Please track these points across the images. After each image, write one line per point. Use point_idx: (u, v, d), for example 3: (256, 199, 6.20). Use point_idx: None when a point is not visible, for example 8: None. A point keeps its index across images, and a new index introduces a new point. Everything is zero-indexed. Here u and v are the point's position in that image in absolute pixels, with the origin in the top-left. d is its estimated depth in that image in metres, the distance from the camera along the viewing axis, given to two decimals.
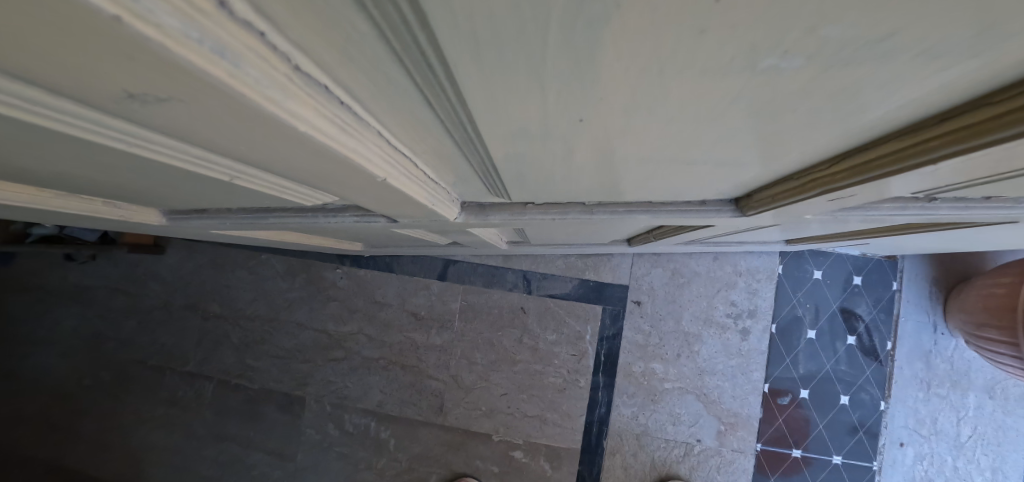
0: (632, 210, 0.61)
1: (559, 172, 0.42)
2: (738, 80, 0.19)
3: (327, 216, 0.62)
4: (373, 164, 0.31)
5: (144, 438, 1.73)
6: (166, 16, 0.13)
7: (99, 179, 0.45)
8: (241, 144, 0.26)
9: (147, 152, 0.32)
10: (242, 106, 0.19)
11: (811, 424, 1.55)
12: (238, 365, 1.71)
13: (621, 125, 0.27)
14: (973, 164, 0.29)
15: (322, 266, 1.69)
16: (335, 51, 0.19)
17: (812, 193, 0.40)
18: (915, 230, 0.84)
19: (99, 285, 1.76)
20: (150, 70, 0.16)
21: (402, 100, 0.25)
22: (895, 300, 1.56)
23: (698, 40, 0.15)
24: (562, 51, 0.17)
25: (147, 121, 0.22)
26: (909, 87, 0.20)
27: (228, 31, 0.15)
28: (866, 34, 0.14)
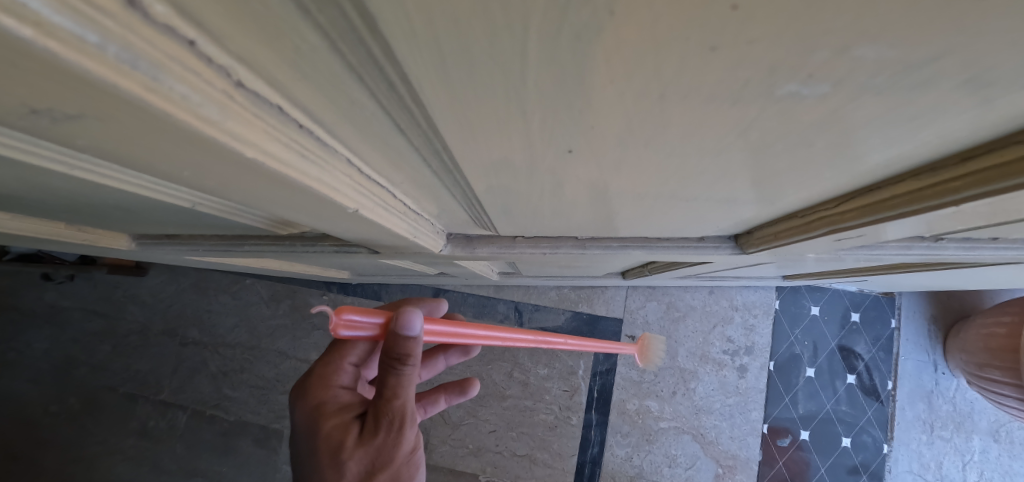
0: (626, 245, 0.58)
1: (548, 206, 0.39)
2: (748, 109, 0.17)
3: (304, 245, 0.59)
4: (339, 194, 0.28)
5: (106, 473, 1.59)
6: (50, 11, 0.09)
7: (49, 201, 0.41)
8: (184, 168, 0.23)
9: (92, 175, 0.29)
10: (172, 126, 0.16)
11: (812, 467, 1.47)
12: (214, 395, 1.60)
13: (614, 157, 0.24)
14: (994, 206, 0.27)
15: (308, 294, 1.62)
16: (286, 67, 0.16)
17: (818, 233, 0.38)
18: (916, 269, 0.82)
19: (72, 307, 1.67)
20: (47, 80, 0.13)
21: (369, 124, 0.22)
22: (894, 338, 1.53)
23: (710, 58, 0.13)
24: (544, 68, 0.14)
25: (68, 141, 0.19)
26: (941, 121, 0.18)
27: (143, 37, 0.12)
28: (909, 56, 0.12)
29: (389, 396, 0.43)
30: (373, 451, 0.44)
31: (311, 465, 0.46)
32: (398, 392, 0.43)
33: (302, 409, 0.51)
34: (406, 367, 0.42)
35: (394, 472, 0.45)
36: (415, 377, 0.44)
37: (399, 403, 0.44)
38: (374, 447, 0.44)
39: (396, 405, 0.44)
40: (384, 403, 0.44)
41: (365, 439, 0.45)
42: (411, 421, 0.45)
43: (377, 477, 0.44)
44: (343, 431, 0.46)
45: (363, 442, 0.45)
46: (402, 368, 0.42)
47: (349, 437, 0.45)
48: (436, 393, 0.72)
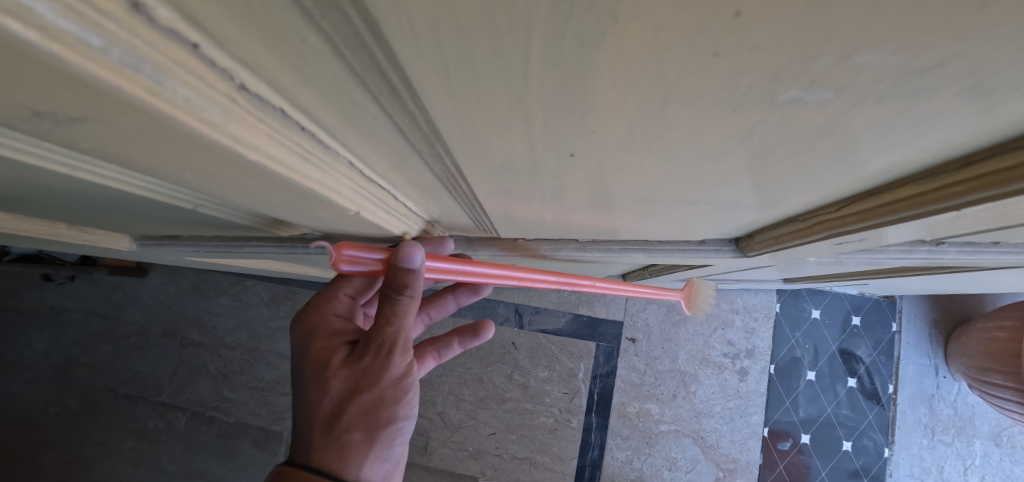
0: (627, 248, 0.58)
1: (550, 210, 0.39)
2: (751, 115, 0.17)
3: (305, 246, 0.59)
4: (340, 197, 0.28)
5: (105, 474, 1.59)
6: (55, 16, 0.10)
7: (50, 202, 0.41)
8: (186, 170, 0.23)
9: (95, 177, 0.29)
10: (175, 130, 0.16)
11: (812, 471, 1.47)
12: (214, 397, 1.60)
13: (616, 161, 0.24)
14: (995, 211, 0.27)
15: (309, 295, 1.62)
16: (289, 72, 0.17)
17: (819, 237, 0.38)
18: (917, 272, 0.82)
19: (73, 308, 1.67)
20: (52, 85, 0.13)
21: (372, 128, 0.22)
22: (895, 342, 1.52)
23: (711, 65, 0.13)
24: (547, 73, 0.14)
25: (70, 143, 0.19)
26: (943, 127, 0.18)
27: (149, 41, 0.12)
28: (911, 63, 0.12)
29: (380, 323, 0.43)
30: (359, 373, 0.46)
31: (303, 378, 0.49)
32: (391, 319, 0.42)
33: (298, 330, 0.53)
34: (401, 298, 0.40)
35: (379, 394, 0.46)
36: (413, 308, 0.42)
37: (389, 331, 0.43)
38: (360, 368, 0.45)
39: (388, 333, 0.43)
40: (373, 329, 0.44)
41: (352, 362, 0.46)
42: (400, 348, 0.45)
43: (361, 397, 0.46)
44: (333, 352, 0.48)
45: (351, 364, 0.46)
46: (397, 299, 0.40)
47: (337, 358, 0.47)
48: (449, 336, 0.71)
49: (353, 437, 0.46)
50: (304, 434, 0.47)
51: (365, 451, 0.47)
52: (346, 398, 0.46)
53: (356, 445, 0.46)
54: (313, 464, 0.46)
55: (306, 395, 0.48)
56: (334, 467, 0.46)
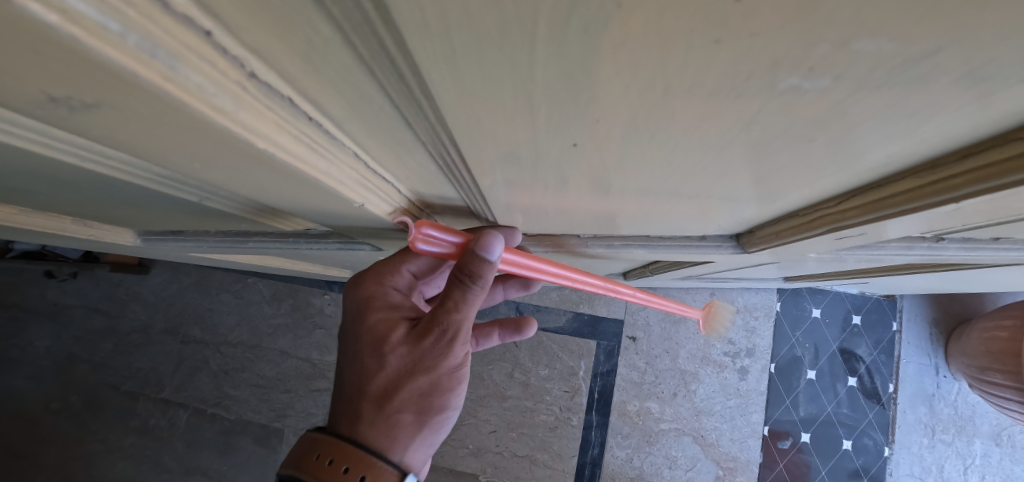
0: (628, 243, 0.58)
1: (551, 202, 0.40)
2: (752, 103, 0.17)
3: (309, 241, 0.59)
4: (345, 188, 0.29)
5: (108, 470, 1.60)
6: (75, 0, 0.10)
7: (57, 194, 0.42)
8: (195, 159, 0.24)
9: (103, 168, 0.29)
10: (186, 116, 0.17)
11: (812, 470, 1.47)
12: (215, 394, 1.60)
13: (619, 152, 0.25)
14: (994, 204, 0.27)
15: (310, 293, 1.61)
16: (299, 60, 0.17)
17: (819, 231, 0.38)
18: (918, 270, 0.82)
19: (76, 304, 1.68)
20: (69, 69, 0.13)
21: (378, 118, 0.23)
22: (895, 342, 1.52)
23: (712, 51, 0.13)
24: (552, 60, 0.14)
25: (83, 131, 0.20)
26: (941, 116, 0.18)
27: (164, 26, 0.13)
28: (908, 49, 0.12)
29: (447, 308, 0.43)
30: (418, 355, 0.46)
31: (355, 349, 0.50)
32: (459, 306, 0.43)
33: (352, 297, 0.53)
34: (473, 286, 0.41)
35: (433, 379, 0.47)
36: (481, 298, 0.42)
37: (454, 318, 0.44)
38: (419, 350, 0.46)
39: (453, 319, 0.44)
40: (437, 313, 0.44)
41: (411, 343, 0.47)
42: (462, 338, 0.46)
43: (416, 379, 0.47)
44: (391, 327, 0.49)
45: (409, 344, 0.47)
46: (469, 287, 0.41)
47: (395, 335, 0.48)
48: (490, 326, 0.72)
49: (402, 418, 0.48)
50: (353, 403, 0.49)
51: (411, 432, 0.48)
52: (401, 377, 0.47)
53: (404, 426, 0.48)
54: (359, 435, 0.47)
55: (359, 364, 0.49)
56: (381, 443, 0.47)
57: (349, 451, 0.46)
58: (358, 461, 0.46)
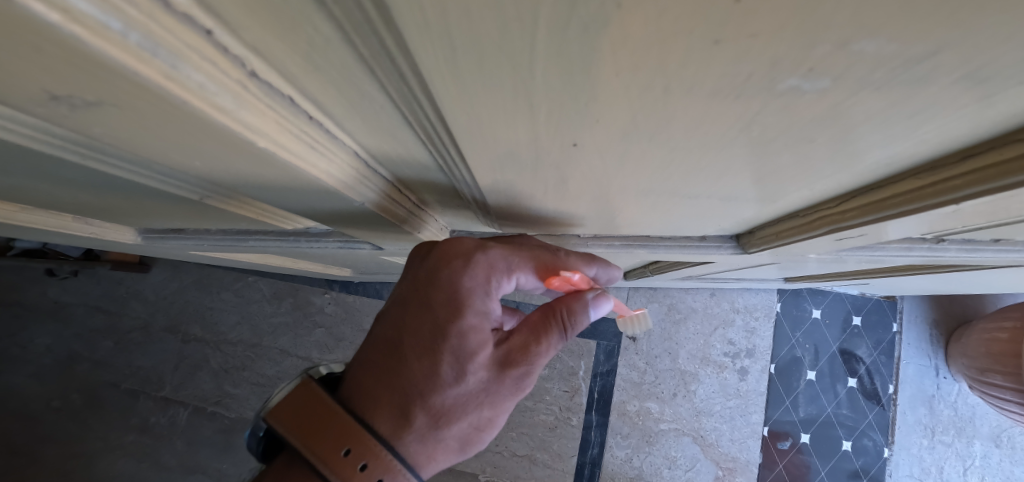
0: (629, 244, 0.58)
1: (552, 201, 0.40)
2: (751, 103, 0.17)
3: (309, 240, 0.59)
4: (345, 186, 0.29)
5: (108, 467, 1.60)
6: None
7: (59, 192, 0.42)
8: (195, 157, 0.24)
9: (104, 166, 0.29)
10: (187, 115, 0.17)
11: (812, 471, 1.47)
12: (215, 392, 1.60)
13: (619, 152, 0.25)
14: (993, 205, 0.27)
15: (310, 292, 1.61)
16: (299, 59, 0.17)
17: (820, 232, 0.38)
18: (919, 271, 0.82)
19: (77, 302, 1.68)
20: (69, 67, 0.13)
21: (378, 117, 0.23)
22: (895, 343, 1.52)
23: (713, 51, 0.13)
24: (552, 59, 0.14)
25: (83, 129, 0.20)
26: (942, 117, 0.18)
27: (166, 25, 0.13)
28: (908, 50, 0.12)
29: (542, 348, 0.45)
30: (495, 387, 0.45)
31: (429, 352, 0.43)
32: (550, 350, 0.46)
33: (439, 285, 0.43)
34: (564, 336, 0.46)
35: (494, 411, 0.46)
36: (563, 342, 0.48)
37: (542, 360, 0.45)
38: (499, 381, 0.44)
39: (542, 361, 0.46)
40: (531, 350, 0.45)
41: (497, 370, 0.44)
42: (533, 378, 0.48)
43: (480, 411, 0.45)
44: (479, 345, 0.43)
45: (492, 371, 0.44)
46: (565, 334, 0.46)
47: (484, 356, 0.43)
48: None
49: (447, 438, 0.45)
50: (401, 403, 0.43)
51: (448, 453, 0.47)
52: (470, 401, 0.44)
53: (444, 446, 0.45)
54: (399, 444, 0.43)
55: (430, 367, 0.43)
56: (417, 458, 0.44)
57: (389, 463, 0.41)
58: (394, 473, 0.42)
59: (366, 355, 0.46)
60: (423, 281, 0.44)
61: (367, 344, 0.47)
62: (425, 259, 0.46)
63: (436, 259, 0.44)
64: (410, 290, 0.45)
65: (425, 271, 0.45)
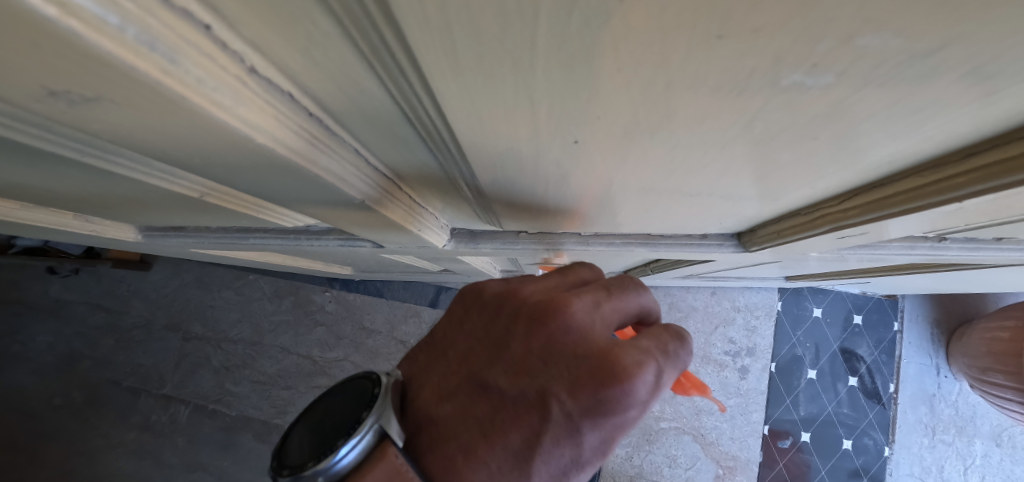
0: (630, 242, 0.58)
1: (553, 199, 0.40)
2: (753, 100, 0.17)
3: (309, 238, 0.59)
4: (346, 184, 0.29)
5: (110, 465, 1.61)
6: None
7: (60, 190, 0.42)
8: (196, 155, 0.24)
9: (104, 164, 0.29)
10: (187, 112, 0.17)
11: (812, 470, 1.47)
12: (217, 390, 1.61)
13: (620, 149, 0.25)
14: (997, 203, 0.27)
15: (311, 290, 1.61)
16: (297, 55, 0.17)
17: (821, 230, 0.38)
18: (920, 270, 0.81)
19: (79, 300, 1.69)
20: (68, 62, 0.13)
21: (378, 114, 0.23)
22: (896, 342, 1.52)
23: (715, 46, 0.13)
24: (553, 55, 0.14)
25: (82, 125, 0.20)
26: (945, 114, 0.18)
27: (163, 19, 0.13)
28: (911, 46, 0.12)
29: None
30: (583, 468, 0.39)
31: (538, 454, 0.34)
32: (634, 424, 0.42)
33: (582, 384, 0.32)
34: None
35: None
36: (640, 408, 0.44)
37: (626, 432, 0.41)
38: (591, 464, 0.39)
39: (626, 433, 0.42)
40: None
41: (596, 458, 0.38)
42: None
43: None
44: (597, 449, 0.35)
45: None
46: None
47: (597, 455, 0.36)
48: None
49: None
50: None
51: None
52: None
53: None
54: None
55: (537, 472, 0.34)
56: None
57: None
58: None
59: (459, 423, 0.37)
60: (570, 395, 0.33)
61: (463, 407, 0.38)
62: (578, 359, 0.33)
63: (598, 380, 0.32)
64: (546, 388, 0.34)
65: (575, 380, 0.33)
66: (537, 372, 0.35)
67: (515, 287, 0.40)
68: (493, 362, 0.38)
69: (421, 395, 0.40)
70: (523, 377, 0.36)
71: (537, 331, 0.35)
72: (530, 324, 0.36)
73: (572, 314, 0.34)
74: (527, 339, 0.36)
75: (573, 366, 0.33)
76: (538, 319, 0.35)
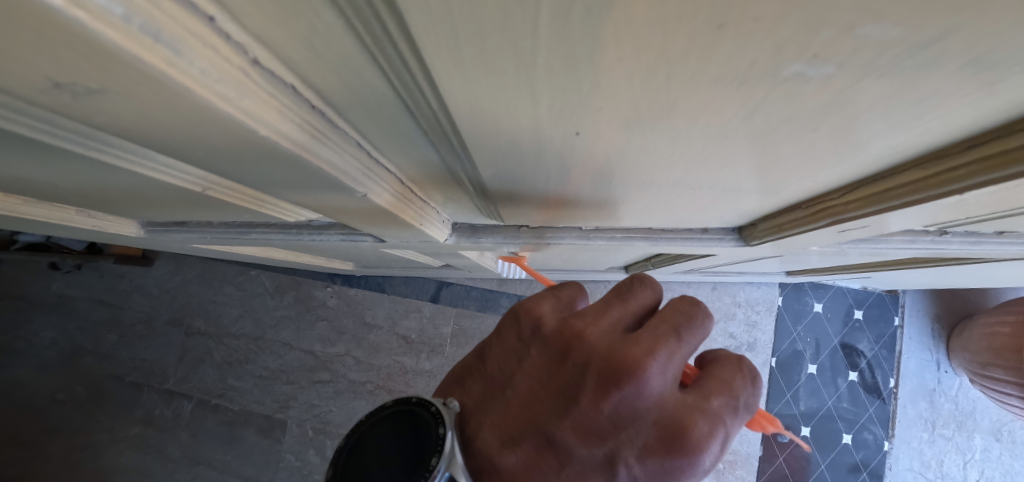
0: (630, 236, 0.58)
1: (555, 193, 0.40)
2: (753, 91, 0.17)
3: (312, 233, 0.60)
4: (350, 179, 0.29)
5: (116, 459, 1.63)
6: None
7: (62, 184, 0.43)
8: (199, 148, 0.24)
9: (108, 157, 0.29)
10: (191, 104, 0.17)
11: (812, 463, 1.48)
12: (219, 385, 1.62)
13: (622, 141, 0.25)
14: (998, 195, 0.27)
15: (312, 285, 1.61)
16: (299, 46, 0.17)
17: (822, 224, 0.38)
18: (921, 265, 0.81)
19: (82, 296, 1.70)
20: (73, 53, 0.13)
21: (380, 107, 0.23)
22: (896, 337, 1.52)
23: (716, 37, 0.13)
24: (556, 46, 0.14)
25: (86, 118, 0.20)
26: (947, 104, 0.18)
27: (167, 11, 0.13)
28: (912, 35, 0.12)
29: None
30: None
31: None
32: None
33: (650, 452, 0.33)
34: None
35: None
36: None
37: None
38: None
39: None
40: None
41: None
42: None
43: None
44: None
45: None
46: None
47: None
48: None
49: None
50: None
51: None
52: None
53: None
54: None
55: None
56: None
57: None
58: None
59: (526, 474, 0.37)
60: (639, 458, 0.33)
61: (530, 459, 0.37)
62: (653, 425, 0.33)
63: (670, 451, 0.32)
64: (614, 448, 0.34)
65: (646, 444, 0.33)
66: (605, 430, 0.35)
67: (578, 332, 0.37)
68: (559, 413, 0.36)
69: (483, 438, 0.39)
70: (592, 435, 0.35)
71: (611, 394, 0.34)
72: (603, 385, 0.34)
73: (649, 381, 0.33)
74: (598, 401, 0.34)
75: (644, 430, 0.33)
76: (612, 378, 0.33)
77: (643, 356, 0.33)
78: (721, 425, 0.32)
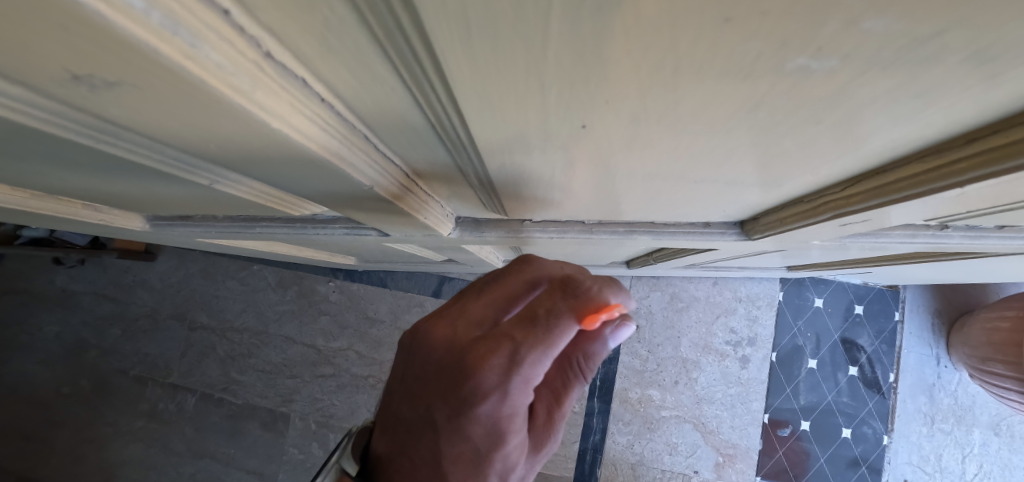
0: (632, 230, 0.59)
1: (559, 186, 0.40)
2: (759, 84, 0.17)
3: (316, 227, 0.60)
4: (357, 171, 0.29)
5: (121, 451, 1.65)
6: None
7: (72, 178, 0.43)
8: (211, 140, 0.24)
9: (119, 150, 0.30)
10: (206, 97, 0.17)
11: (811, 457, 1.49)
12: (223, 379, 1.63)
13: (627, 134, 0.25)
14: (999, 188, 0.27)
15: (314, 280, 1.62)
16: (311, 40, 0.17)
17: (823, 218, 0.38)
18: (923, 260, 0.82)
19: (87, 290, 1.72)
20: (93, 46, 0.14)
21: (388, 100, 0.23)
22: (897, 332, 1.53)
23: (722, 31, 0.13)
24: (565, 40, 0.15)
25: (102, 110, 0.20)
26: (948, 98, 0.18)
27: (185, 5, 0.13)
28: (915, 29, 0.12)
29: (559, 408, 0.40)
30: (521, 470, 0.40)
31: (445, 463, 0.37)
32: (563, 402, 0.41)
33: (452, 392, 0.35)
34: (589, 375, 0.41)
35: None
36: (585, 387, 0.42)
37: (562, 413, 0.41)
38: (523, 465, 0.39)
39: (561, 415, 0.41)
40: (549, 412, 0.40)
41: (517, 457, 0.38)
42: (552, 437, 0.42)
43: None
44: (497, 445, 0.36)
45: (537, 455, 0.40)
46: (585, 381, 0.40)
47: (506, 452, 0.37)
48: None
49: None
50: None
51: None
52: None
53: None
54: None
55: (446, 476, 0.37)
56: None
57: None
58: None
59: (389, 451, 0.40)
60: (447, 397, 0.35)
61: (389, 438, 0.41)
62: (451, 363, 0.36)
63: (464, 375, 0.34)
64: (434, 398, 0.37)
65: (448, 383, 0.35)
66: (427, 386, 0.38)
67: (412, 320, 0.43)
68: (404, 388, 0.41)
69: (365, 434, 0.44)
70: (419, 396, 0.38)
71: (417, 353, 0.38)
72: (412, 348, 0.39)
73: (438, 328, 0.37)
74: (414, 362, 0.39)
75: (444, 370, 0.36)
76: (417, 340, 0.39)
77: (437, 315, 0.39)
78: (507, 342, 0.33)
